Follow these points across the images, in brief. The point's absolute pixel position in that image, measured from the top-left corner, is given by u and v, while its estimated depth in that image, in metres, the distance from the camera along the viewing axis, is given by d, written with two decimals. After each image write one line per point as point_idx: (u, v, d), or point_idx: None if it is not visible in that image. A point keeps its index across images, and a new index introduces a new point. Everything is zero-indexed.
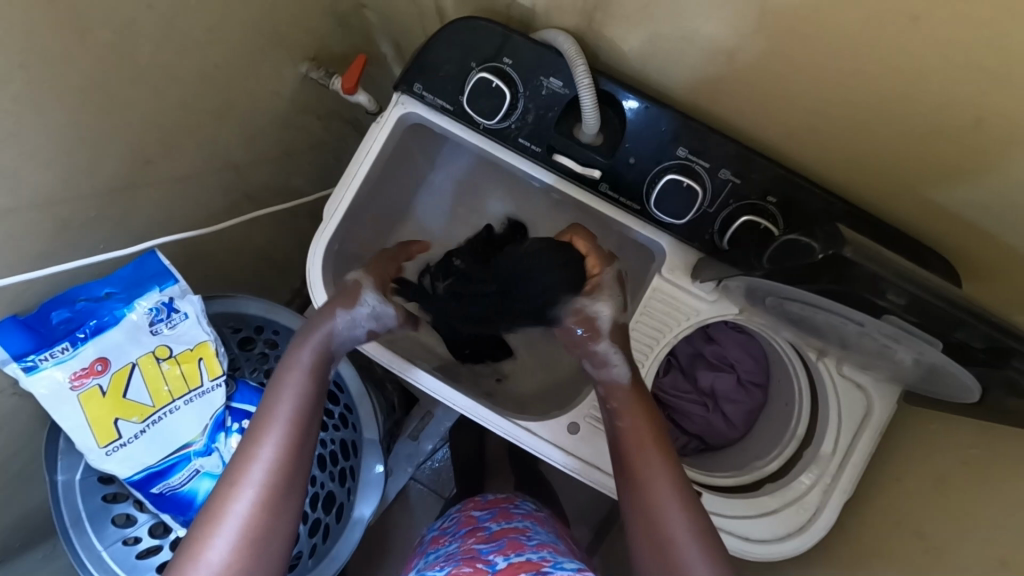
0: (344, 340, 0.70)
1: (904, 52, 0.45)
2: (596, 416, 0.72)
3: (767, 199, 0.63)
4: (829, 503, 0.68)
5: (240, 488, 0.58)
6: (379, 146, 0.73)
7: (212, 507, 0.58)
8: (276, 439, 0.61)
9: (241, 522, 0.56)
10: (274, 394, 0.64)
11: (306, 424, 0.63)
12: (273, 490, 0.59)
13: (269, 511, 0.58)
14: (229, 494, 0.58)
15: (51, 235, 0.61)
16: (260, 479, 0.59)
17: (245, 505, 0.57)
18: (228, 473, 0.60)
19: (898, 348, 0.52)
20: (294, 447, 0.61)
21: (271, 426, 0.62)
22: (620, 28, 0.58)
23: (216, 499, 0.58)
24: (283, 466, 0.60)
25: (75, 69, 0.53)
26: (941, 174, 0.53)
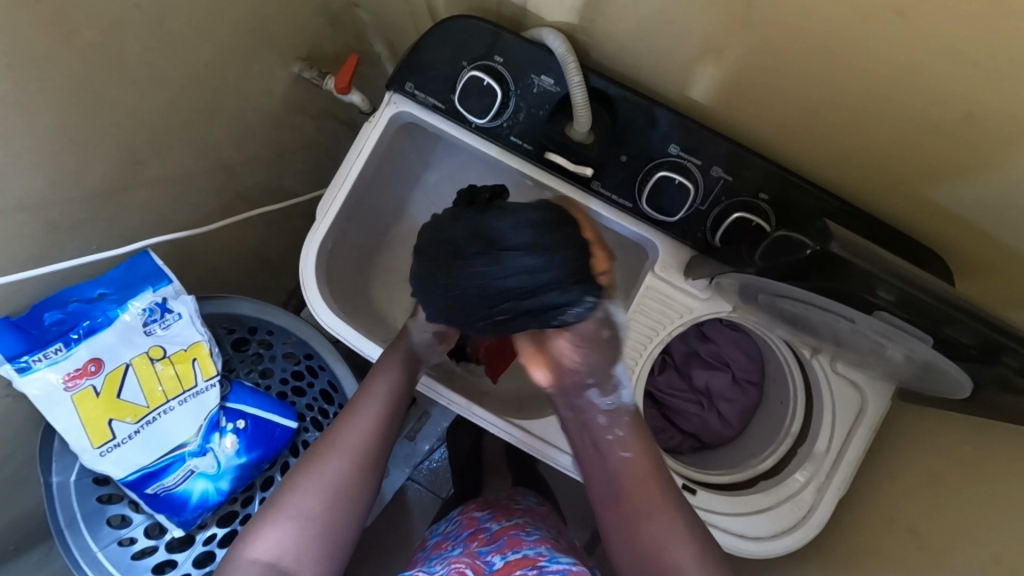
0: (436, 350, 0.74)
1: (892, 48, 0.45)
2: None
3: (759, 196, 0.63)
4: (823, 501, 0.68)
5: (315, 472, 0.65)
6: (371, 145, 0.73)
7: (307, 462, 0.66)
8: (373, 416, 0.69)
9: (331, 482, 0.65)
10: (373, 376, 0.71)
11: (397, 410, 0.71)
12: (361, 462, 0.67)
13: (352, 481, 0.66)
14: (323, 454, 0.66)
15: (41, 236, 0.61)
16: (352, 447, 0.67)
17: (336, 468, 0.65)
18: (325, 437, 0.68)
19: (889, 344, 0.52)
20: (368, 449, 0.67)
21: (353, 421, 0.68)
22: (610, 25, 0.58)
23: (311, 456, 0.67)
24: (372, 441, 0.68)
25: (62, 70, 0.53)
26: (929, 169, 0.53)
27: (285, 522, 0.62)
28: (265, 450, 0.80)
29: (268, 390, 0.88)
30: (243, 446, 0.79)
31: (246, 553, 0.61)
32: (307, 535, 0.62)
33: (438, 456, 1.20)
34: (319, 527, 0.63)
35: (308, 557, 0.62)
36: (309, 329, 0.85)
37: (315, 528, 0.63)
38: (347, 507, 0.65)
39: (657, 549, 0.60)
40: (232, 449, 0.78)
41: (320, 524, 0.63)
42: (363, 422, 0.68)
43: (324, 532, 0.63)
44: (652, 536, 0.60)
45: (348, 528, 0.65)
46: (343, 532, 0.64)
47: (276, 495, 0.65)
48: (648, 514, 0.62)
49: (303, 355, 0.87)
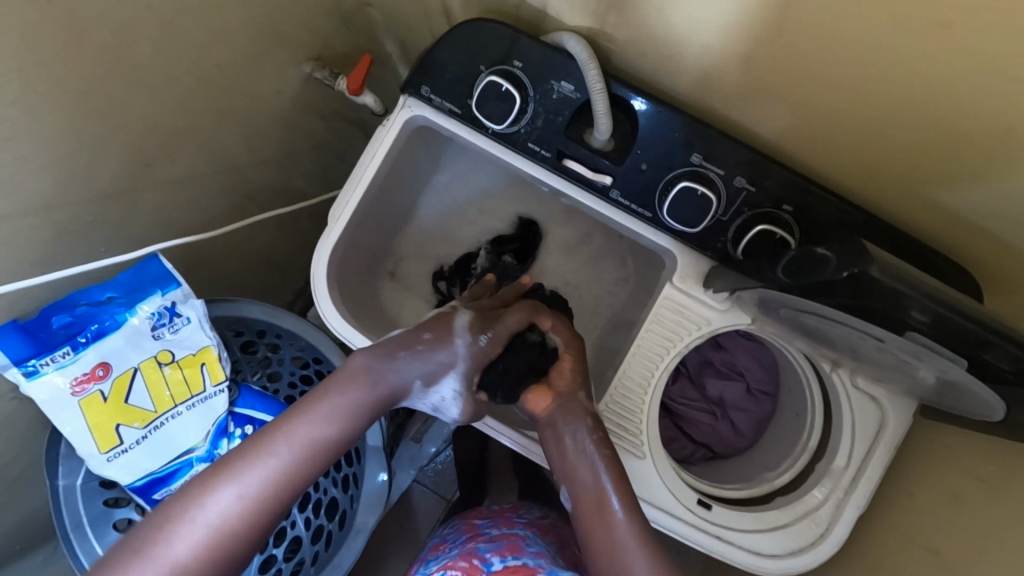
0: (384, 386, 0.62)
1: (930, 60, 0.43)
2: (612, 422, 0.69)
3: (781, 207, 0.61)
4: (842, 518, 0.66)
5: (195, 514, 0.52)
6: (385, 149, 0.72)
7: (190, 494, 0.53)
8: (288, 456, 0.56)
9: (211, 528, 0.52)
10: (303, 406, 0.59)
11: (328, 452, 0.59)
12: (262, 509, 0.54)
13: (240, 531, 0.53)
14: (210, 489, 0.53)
15: (49, 240, 0.60)
16: (253, 489, 0.54)
17: (223, 510, 0.53)
18: (221, 468, 0.55)
19: (919, 365, 0.50)
20: (275, 492, 0.55)
21: (269, 450, 0.56)
22: (633, 32, 0.57)
23: (197, 486, 0.54)
24: (278, 487, 0.55)
25: (72, 71, 0.52)
26: (961, 185, 0.52)
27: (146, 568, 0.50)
28: None
29: (275, 393, 0.86)
30: None
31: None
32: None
33: (443, 457, 1.18)
34: None
35: None
36: (316, 331, 0.84)
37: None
38: (225, 561, 0.53)
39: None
40: None
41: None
42: (273, 462, 0.55)
43: None
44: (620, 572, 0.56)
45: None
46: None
47: (144, 530, 0.52)
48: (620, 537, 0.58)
49: (311, 360, 0.86)
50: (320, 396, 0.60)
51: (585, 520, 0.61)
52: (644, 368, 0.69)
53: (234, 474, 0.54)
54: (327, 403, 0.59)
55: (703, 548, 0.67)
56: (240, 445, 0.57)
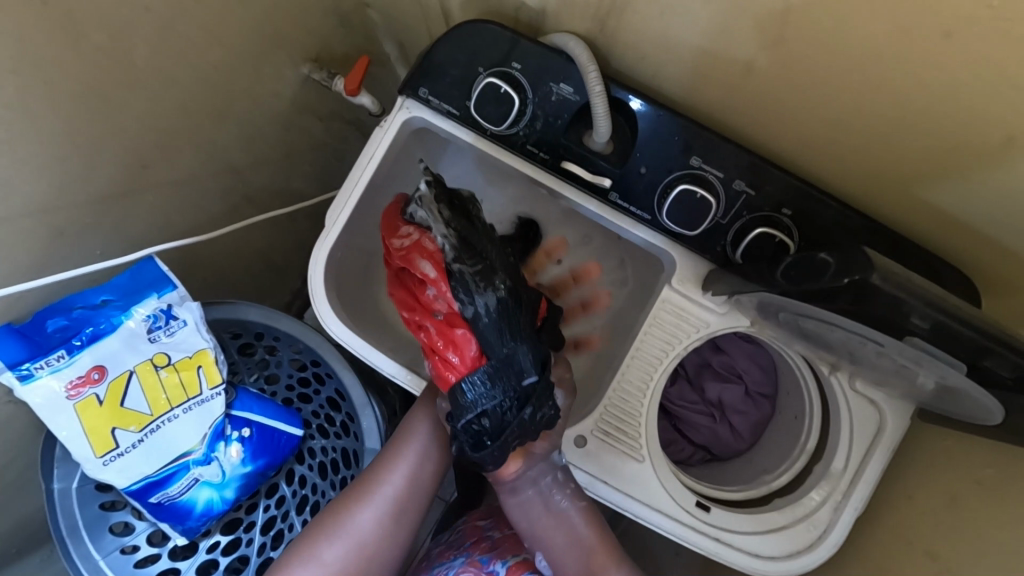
0: (446, 442, 0.76)
1: (932, 66, 0.43)
2: (603, 429, 0.69)
3: (781, 211, 0.61)
4: (841, 521, 0.66)
5: (348, 522, 0.69)
6: (383, 150, 0.72)
7: (306, 546, 0.68)
8: (408, 465, 0.73)
9: (356, 531, 0.69)
10: (397, 450, 0.74)
11: (418, 482, 0.73)
12: (399, 510, 0.72)
13: (385, 529, 0.71)
14: (330, 534, 0.69)
15: (44, 244, 0.59)
16: (387, 496, 0.71)
17: (367, 517, 0.70)
18: (361, 484, 0.72)
19: (920, 370, 0.50)
20: (406, 497, 0.72)
21: (397, 461, 0.73)
22: (634, 35, 0.56)
23: (344, 504, 0.71)
24: (408, 494, 0.73)
25: (67, 74, 0.51)
26: (962, 191, 0.52)
27: None
28: (271, 457, 0.79)
29: (273, 396, 0.86)
30: (248, 454, 0.78)
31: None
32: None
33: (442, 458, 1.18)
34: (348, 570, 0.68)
35: None
36: (314, 334, 0.83)
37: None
38: (376, 553, 0.70)
39: None
40: (238, 458, 0.77)
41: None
42: (399, 469, 0.73)
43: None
44: None
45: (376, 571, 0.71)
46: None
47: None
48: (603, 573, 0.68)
49: (310, 361, 0.85)
50: (399, 454, 0.74)
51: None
52: (643, 372, 0.69)
53: (377, 477, 0.72)
54: (403, 464, 0.73)
55: (701, 551, 0.67)
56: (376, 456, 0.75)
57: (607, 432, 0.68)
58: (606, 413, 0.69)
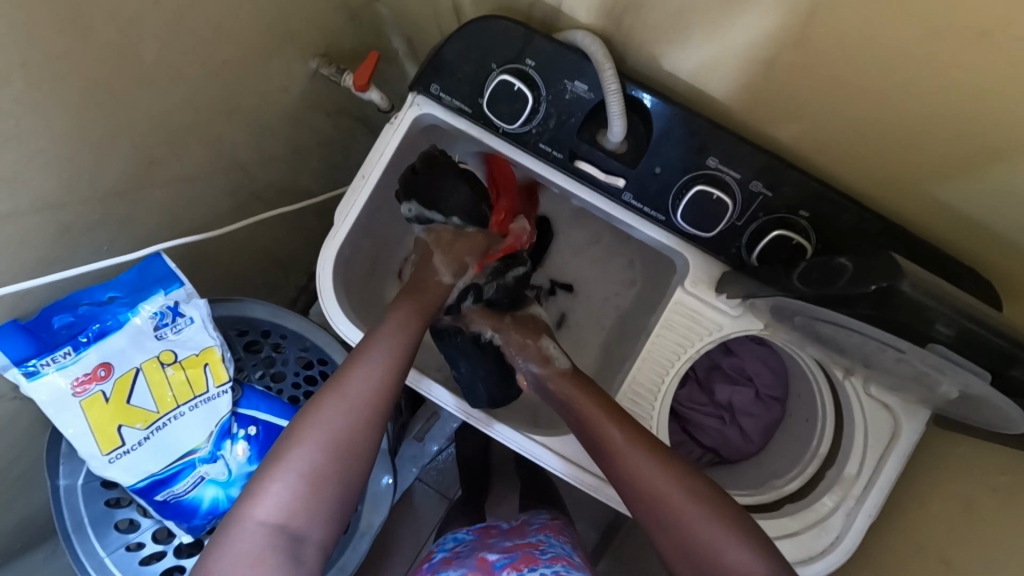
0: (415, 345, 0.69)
1: (960, 67, 0.42)
2: (634, 396, 0.68)
3: (798, 213, 0.60)
4: (853, 526, 0.66)
5: (317, 426, 0.59)
6: (392, 148, 0.71)
7: (281, 453, 0.59)
8: (381, 364, 0.64)
9: (326, 433, 0.59)
10: (364, 347, 0.65)
11: (392, 383, 0.64)
12: (372, 412, 0.62)
13: (360, 433, 0.61)
14: (304, 434, 0.59)
15: (52, 240, 0.58)
16: (360, 396, 0.62)
17: (345, 417, 0.61)
18: (329, 383, 0.63)
19: (942, 378, 0.49)
20: (380, 399, 0.63)
21: (368, 358, 0.64)
22: (651, 32, 0.55)
23: (312, 406, 0.61)
24: (382, 391, 0.63)
25: (76, 67, 0.50)
26: (985, 195, 0.50)
27: (259, 516, 0.55)
28: None
29: (279, 394, 0.85)
30: (254, 453, 0.77)
31: (235, 527, 0.55)
32: (267, 550, 0.54)
33: (444, 456, 1.17)
34: (320, 479, 0.58)
35: (306, 515, 0.56)
36: (323, 333, 0.82)
37: (281, 536, 0.55)
38: (350, 462, 0.60)
39: (673, 519, 0.56)
40: (244, 456, 0.76)
41: (290, 535, 0.55)
42: (372, 368, 0.64)
43: (323, 486, 0.58)
44: (671, 514, 0.56)
45: (355, 484, 0.60)
46: (345, 490, 0.59)
47: (243, 495, 0.57)
48: (635, 467, 0.59)
49: (316, 360, 0.84)
50: (366, 351, 0.65)
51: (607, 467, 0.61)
52: (656, 373, 0.68)
53: (347, 376, 0.63)
54: (373, 361, 0.64)
55: None
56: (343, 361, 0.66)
57: (637, 398, 0.68)
58: (637, 380, 0.68)
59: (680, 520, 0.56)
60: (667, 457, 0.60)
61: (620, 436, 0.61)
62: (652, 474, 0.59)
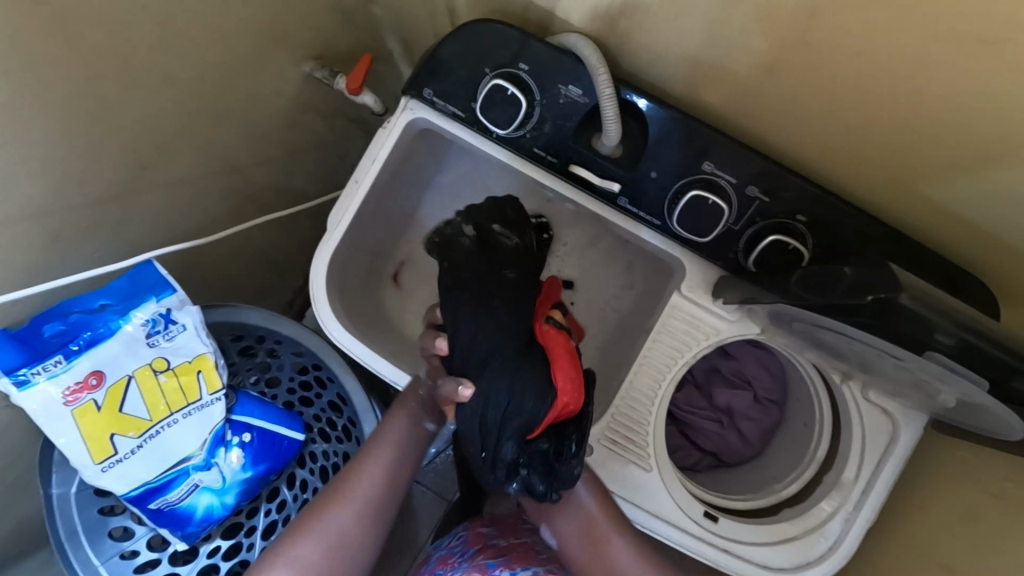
0: (416, 449, 0.72)
1: (957, 69, 0.42)
2: (610, 436, 0.67)
3: (796, 217, 0.60)
4: (851, 533, 0.65)
5: (320, 526, 0.64)
6: (386, 153, 0.70)
7: (282, 547, 0.63)
8: (385, 466, 0.69)
9: (329, 532, 0.64)
10: (375, 445, 0.70)
11: (392, 486, 0.69)
12: (370, 512, 0.67)
13: (359, 532, 0.65)
14: (305, 533, 0.63)
15: (41, 248, 0.57)
16: (362, 497, 0.67)
17: (347, 517, 0.65)
18: (337, 482, 0.67)
19: (941, 386, 0.49)
20: (380, 502, 0.68)
21: (377, 460, 0.69)
22: (647, 36, 0.55)
23: (319, 502, 0.66)
24: (384, 494, 0.68)
25: (61, 73, 0.49)
26: (985, 198, 0.50)
27: None
28: (272, 463, 0.78)
29: (274, 399, 0.84)
30: (249, 460, 0.77)
31: None
32: None
33: (443, 458, 1.14)
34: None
35: None
36: (316, 338, 0.83)
37: None
38: (345, 560, 0.64)
39: None
40: (238, 463, 0.76)
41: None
42: (377, 468, 0.68)
43: None
44: None
45: None
46: None
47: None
48: None
49: (311, 366, 0.84)
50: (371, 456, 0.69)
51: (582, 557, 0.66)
52: (652, 380, 0.68)
53: (355, 475, 0.67)
54: (380, 462, 0.69)
55: (710, 562, 0.66)
56: (352, 455, 0.70)
57: (613, 440, 0.67)
58: (614, 419, 0.67)
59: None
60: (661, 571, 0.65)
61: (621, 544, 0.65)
62: None
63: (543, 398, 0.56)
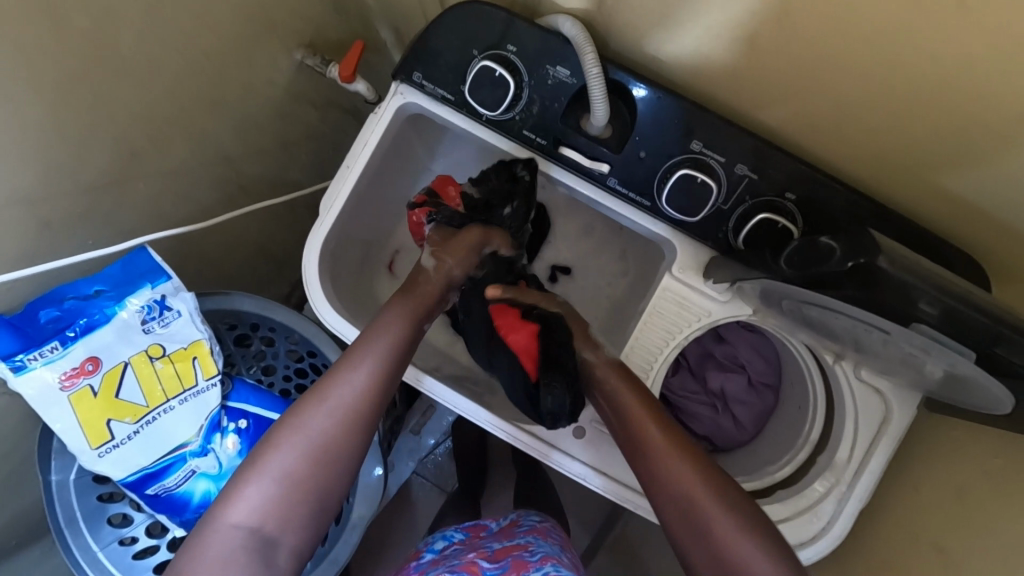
0: (405, 348, 0.66)
1: (939, 40, 0.41)
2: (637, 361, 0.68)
3: (785, 196, 0.60)
4: (844, 513, 0.65)
5: (298, 433, 0.59)
6: (376, 138, 0.70)
7: (257, 459, 0.58)
8: (369, 369, 0.62)
9: (309, 437, 0.58)
10: (357, 350, 0.63)
11: (380, 389, 0.63)
12: (355, 418, 0.61)
13: (344, 440, 0.60)
14: (282, 441, 0.58)
15: (34, 235, 0.58)
16: (346, 404, 0.60)
17: (328, 425, 0.59)
18: (315, 390, 0.61)
19: (927, 359, 0.49)
20: (366, 408, 0.61)
21: (359, 362, 0.62)
22: (632, 15, 0.55)
23: (298, 409, 0.60)
24: (370, 396, 0.62)
25: (49, 58, 0.50)
26: (969, 170, 0.50)
27: (234, 509, 0.56)
28: None
29: (271, 387, 0.85)
30: (245, 446, 0.77)
31: (207, 529, 0.55)
32: (235, 553, 0.54)
33: (442, 449, 1.14)
34: (299, 484, 0.57)
35: (281, 522, 0.56)
36: (310, 326, 0.81)
37: (254, 538, 0.55)
38: (332, 469, 0.59)
39: (689, 494, 0.55)
40: (234, 449, 0.77)
41: (264, 538, 0.55)
42: (359, 373, 0.62)
43: (303, 494, 0.57)
44: None
45: (337, 489, 0.60)
46: (326, 494, 0.59)
47: (222, 492, 0.57)
48: (671, 469, 0.57)
49: (306, 353, 0.84)
50: (357, 356, 0.63)
51: (630, 460, 0.61)
52: (646, 359, 0.68)
53: (336, 380, 0.61)
54: (362, 367, 0.62)
55: None
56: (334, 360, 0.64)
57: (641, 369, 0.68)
58: (641, 341, 0.68)
59: (723, 554, 0.52)
60: (704, 463, 0.58)
61: (660, 434, 0.60)
62: (674, 465, 0.57)
63: (516, 366, 0.69)
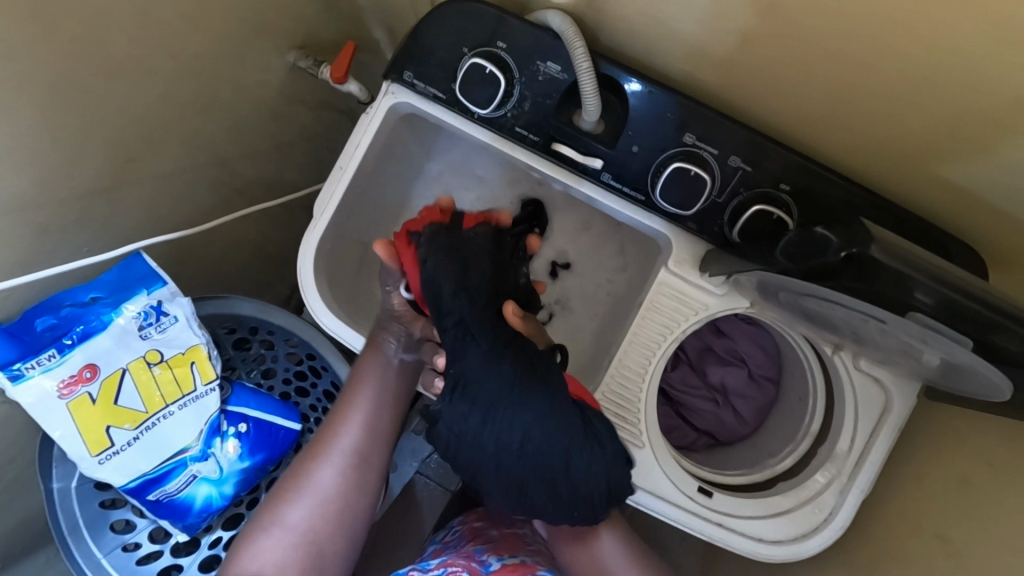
0: (397, 392, 0.72)
1: (930, 26, 0.41)
2: (624, 375, 0.67)
3: (780, 187, 0.59)
4: (846, 504, 0.65)
5: (304, 487, 0.66)
6: (368, 138, 0.70)
7: (269, 514, 0.66)
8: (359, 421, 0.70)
9: (314, 488, 0.66)
10: (346, 405, 0.70)
11: (372, 437, 0.70)
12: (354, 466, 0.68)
13: (347, 488, 0.67)
14: (291, 496, 0.66)
15: (29, 242, 0.58)
16: (343, 454, 0.68)
17: (330, 475, 0.67)
18: (313, 446, 0.69)
19: (925, 348, 0.49)
20: (361, 457, 0.69)
21: (349, 417, 0.70)
22: (624, 8, 0.54)
23: (301, 464, 0.68)
24: (363, 445, 0.69)
25: (40, 63, 0.49)
26: (967, 158, 0.50)
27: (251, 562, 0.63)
28: (269, 452, 0.79)
29: (270, 390, 0.87)
30: (245, 450, 0.78)
31: None
32: None
33: None
34: (310, 532, 0.65)
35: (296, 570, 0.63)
36: (309, 329, 0.81)
37: None
38: (339, 514, 0.67)
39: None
40: (235, 453, 0.77)
41: None
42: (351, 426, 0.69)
43: (315, 542, 0.65)
44: None
45: (347, 532, 0.67)
46: (338, 538, 0.66)
47: (238, 547, 0.64)
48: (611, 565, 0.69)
49: (305, 356, 0.84)
50: (347, 411, 0.70)
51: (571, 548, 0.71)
52: (641, 356, 0.68)
53: (332, 435, 0.69)
54: (352, 420, 0.70)
55: (707, 537, 0.66)
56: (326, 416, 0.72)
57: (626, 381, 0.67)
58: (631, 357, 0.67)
59: None
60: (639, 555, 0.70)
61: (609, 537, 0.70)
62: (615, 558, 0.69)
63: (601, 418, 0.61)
